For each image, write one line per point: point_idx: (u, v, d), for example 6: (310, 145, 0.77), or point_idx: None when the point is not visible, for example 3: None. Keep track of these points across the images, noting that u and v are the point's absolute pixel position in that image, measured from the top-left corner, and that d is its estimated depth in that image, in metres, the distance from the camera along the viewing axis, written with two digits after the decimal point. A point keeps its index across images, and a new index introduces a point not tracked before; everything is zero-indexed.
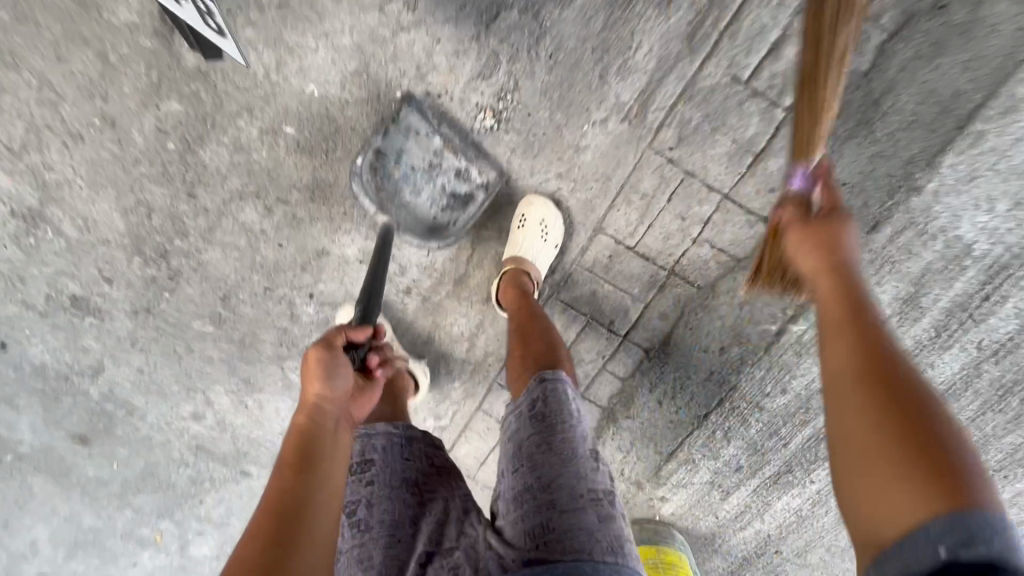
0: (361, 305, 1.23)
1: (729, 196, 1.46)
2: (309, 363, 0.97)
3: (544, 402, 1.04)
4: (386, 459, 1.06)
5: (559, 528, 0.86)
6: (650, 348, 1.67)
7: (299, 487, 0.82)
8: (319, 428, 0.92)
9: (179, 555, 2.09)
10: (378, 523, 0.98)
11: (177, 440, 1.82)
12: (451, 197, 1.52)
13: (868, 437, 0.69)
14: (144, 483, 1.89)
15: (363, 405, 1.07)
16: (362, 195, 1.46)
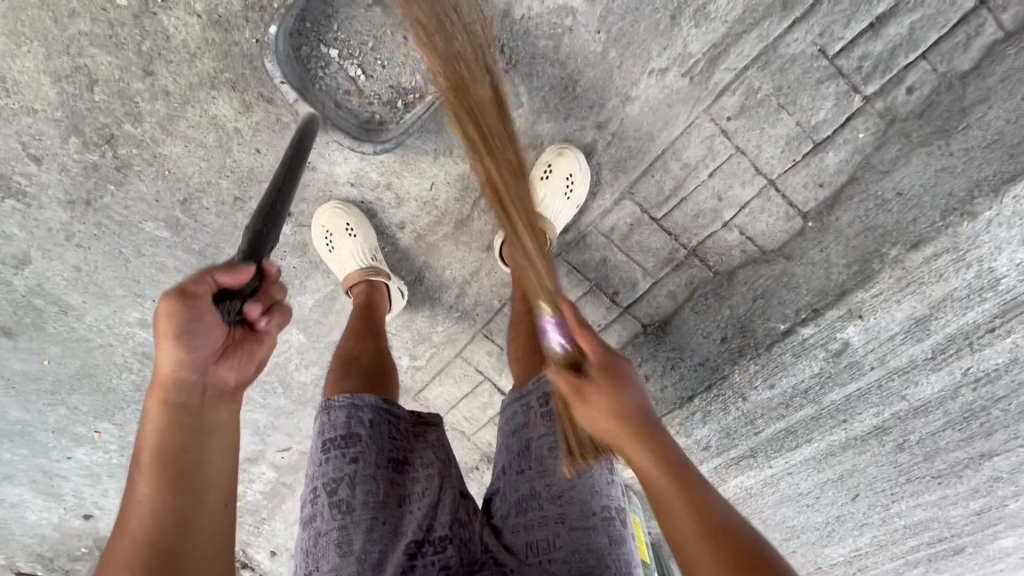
0: (251, 235, 0.96)
1: (775, 183, 1.33)
2: (157, 321, 0.82)
3: (563, 402, 1.17)
4: (373, 434, 1.15)
5: (566, 545, 1.06)
6: (648, 325, 1.59)
7: (163, 488, 0.80)
8: (178, 407, 0.84)
9: (119, 454, 1.98)
10: (360, 505, 1.08)
11: (119, 346, 1.63)
12: (390, 87, 1.29)
13: (693, 526, 0.75)
14: (77, 385, 1.72)
15: (241, 368, 0.92)
16: (279, 73, 1.14)
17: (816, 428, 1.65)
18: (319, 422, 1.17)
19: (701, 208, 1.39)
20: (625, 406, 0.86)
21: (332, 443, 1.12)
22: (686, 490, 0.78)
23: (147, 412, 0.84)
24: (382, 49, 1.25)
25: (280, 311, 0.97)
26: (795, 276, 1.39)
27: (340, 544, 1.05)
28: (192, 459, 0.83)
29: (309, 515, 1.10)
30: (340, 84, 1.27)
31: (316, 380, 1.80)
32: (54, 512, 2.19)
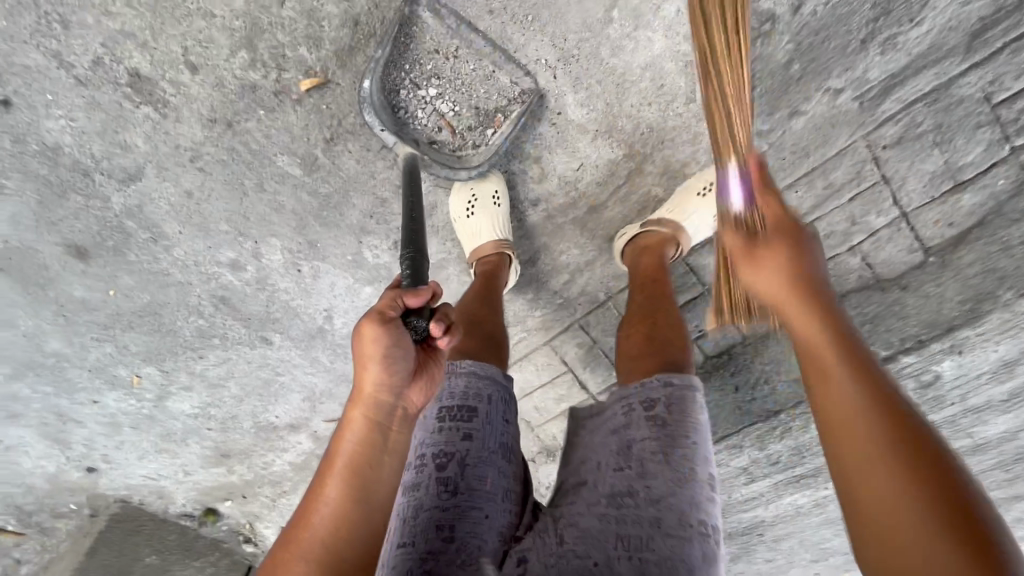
0: (410, 259, 1.01)
1: (908, 216, 1.39)
2: (363, 344, 0.94)
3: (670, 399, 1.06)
4: (490, 411, 1.06)
5: (659, 550, 0.88)
6: (748, 336, 1.62)
7: (349, 495, 0.91)
8: (373, 424, 0.96)
9: (153, 404, 1.81)
10: (466, 492, 0.96)
11: (199, 287, 1.50)
12: (475, 110, 1.33)
13: (902, 482, 0.64)
14: (136, 323, 1.57)
15: (423, 389, 1.01)
16: (377, 122, 1.21)
17: None
18: (438, 388, 1.10)
19: (833, 229, 1.43)
20: (879, 389, 0.71)
21: (450, 413, 1.05)
22: (901, 422, 0.68)
23: (347, 418, 0.96)
24: (458, 83, 1.29)
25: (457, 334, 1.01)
26: (907, 306, 1.45)
27: (440, 526, 0.91)
28: (374, 472, 0.94)
29: (413, 483, 0.99)
30: (431, 121, 1.33)
31: None
32: (54, 460, 1.98)
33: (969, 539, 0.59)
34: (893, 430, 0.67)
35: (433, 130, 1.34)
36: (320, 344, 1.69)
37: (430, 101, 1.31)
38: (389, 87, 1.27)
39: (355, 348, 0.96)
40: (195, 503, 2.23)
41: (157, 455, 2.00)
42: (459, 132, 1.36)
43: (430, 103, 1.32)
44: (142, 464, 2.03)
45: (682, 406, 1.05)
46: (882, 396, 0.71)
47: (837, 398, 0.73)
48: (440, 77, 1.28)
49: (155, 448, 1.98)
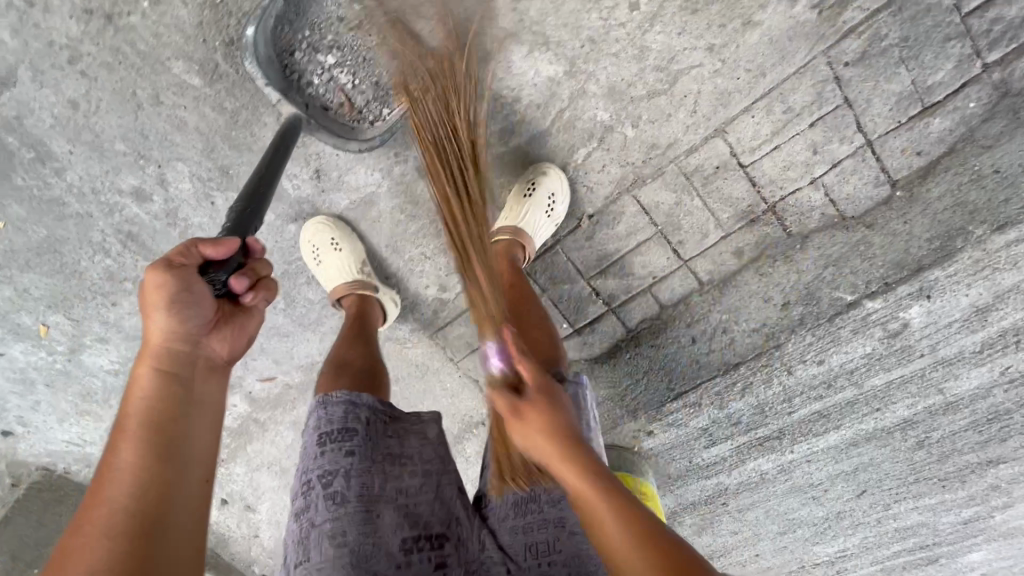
0: (232, 215, 0.96)
1: (873, 144, 1.28)
2: (149, 290, 0.84)
3: (572, 406, 1.15)
4: (369, 430, 1.16)
5: (564, 549, 1.06)
6: (704, 284, 1.50)
7: (149, 449, 0.78)
8: (166, 377, 0.84)
9: (66, 359, 1.67)
10: (356, 499, 1.08)
11: (101, 220, 1.36)
12: (374, 84, 1.27)
13: (626, 540, 0.74)
14: (35, 262, 1.43)
15: (229, 342, 0.93)
16: (259, 74, 1.13)
17: (847, 414, 1.62)
18: (315, 417, 1.17)
19: (793, 160, 1.32)
20: (557, 427, 0.84)
21: (329, 437, 1.13)
22: (613, 496, 0.78)
23: (135, 379, 0.83)
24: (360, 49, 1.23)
25: (265, 286, 0.97)
26: (872, 245, 1.35)
27: (334, 535, 1.05)
28: (181, 426, 0.82)
29: (303, 505, 1.10)
30: (326, 89, 1.25)
31: (326, 299, 1.60)
32: None
33: (661, 551, 0.72)
34: (615, 500, 0.77)
35: (328, 98, 1.26)
36: None
37: (327, 66, 1.23)
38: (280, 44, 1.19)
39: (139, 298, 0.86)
40: None
41: (78, 417, 1.86)
42: (357, 104, 1.28)
43: (328, 69, 1.24)
44: (63, 427, 1.89)
45: (575, 415, 1.14)
46: (565, 431, 0.84)
47: (570, 477, 0.82)
48: (340, 42, 1.22)
49: (75, 410, 1.84)
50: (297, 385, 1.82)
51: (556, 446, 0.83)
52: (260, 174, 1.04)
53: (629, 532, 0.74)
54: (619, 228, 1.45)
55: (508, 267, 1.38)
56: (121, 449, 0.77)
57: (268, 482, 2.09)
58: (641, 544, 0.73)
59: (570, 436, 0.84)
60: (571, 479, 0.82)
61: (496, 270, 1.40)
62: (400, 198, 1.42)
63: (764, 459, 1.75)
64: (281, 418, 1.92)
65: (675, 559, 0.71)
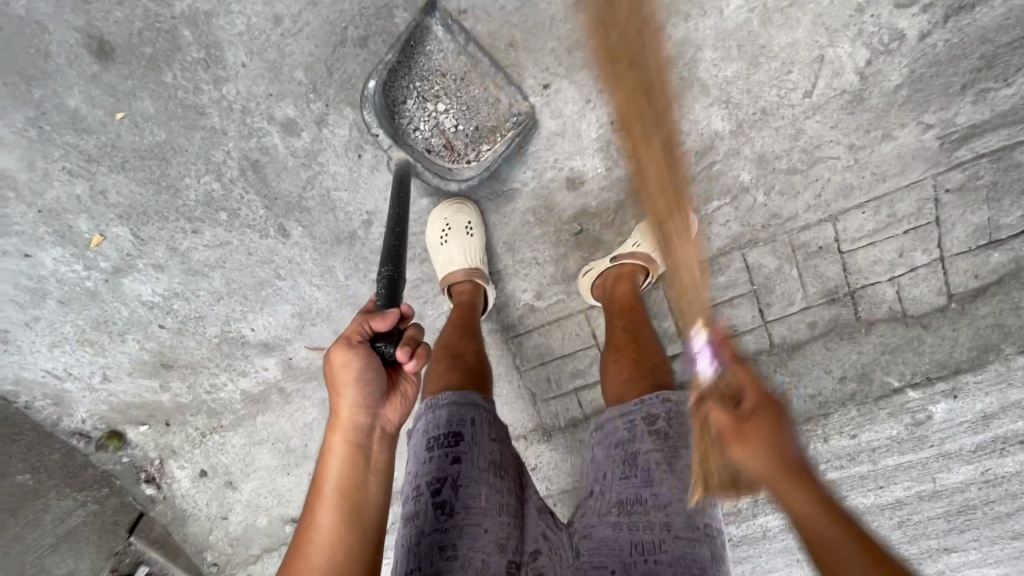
0: (385, 278, 1.08)
1: (945, 261, 1.52)
2: (337, 370, 0.96)
3: (668, 420, 1.15)
4: (473, 433, 1.13)
5: (670, 551, 1.00)
6: (775, 345, 1.65)
7: (348, 522, 0.94)
8: (355, 449, 0.97)
9: (102, 277, 1.47)
10: (464, 507, 1.03)
11: (233, 141, 1.27)
12: (473, 129, 1.40)
13: (821, 525, 0.78)
14: (131, 165, 1.28)
15: (399, 407, 1.03)
16: (374, 125, 1.27)
17: (856, 489, 1.80)
18: (425, 420, 1.16)
19: (881, 257, 1.53)
20: (785, 449, 0.83)
21: (435, 441, 1.11)
22: (805, 485, 0.81)
23: (329, 445, 0.97)
24: (462, 99, 1.37)
25: (423, 352, 1.04)
26: (925, 343, 1.56)
27: (443, 547, 1.00)
28: (362, 492, 0.97)
29: (412, 510, 1.06)
30: (432, 133, 1.39)
31: (420, 280, 1.57)
32: None
33: (868, 546, 0.74)
34: (838, 524, 0.77)
35: (431, 140, 1.40)
36: (341, 253, 1.47)
37: (433, 115, 1.38)
38: (392, 92, 1.33)
39: (328, 378, 0.99)
40: (97, 422, 1.80)
41: (76, 346, 1.61)
42: (456, 147, 1.41)
43: (435, 116, 1.39)
44: (52, 354, 1.62)
45: (678, 427, 1.14)
46: (795, 458, 0.83)
47: (797, 501, 0.80)
48: (445, 92, 1.36)
49: (77, 336, 1.59)
50: None
51: (775, 454, 0.83)
52: (393, 237, 1.17)
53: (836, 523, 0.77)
54: (720, 278, 1.58)
55: (626, 292, 1.47)
56: (320, 511, 0.94)
57: (263, 461, 1.88)
58: (837, 525, 0.77)
59: (791, 459, 0.82)
60: (755, 464, 0.84)
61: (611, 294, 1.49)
62: (538, 201, 1.47)
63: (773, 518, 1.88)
64: (310, 393, 1.77)
65: (874, 546, 0.74)
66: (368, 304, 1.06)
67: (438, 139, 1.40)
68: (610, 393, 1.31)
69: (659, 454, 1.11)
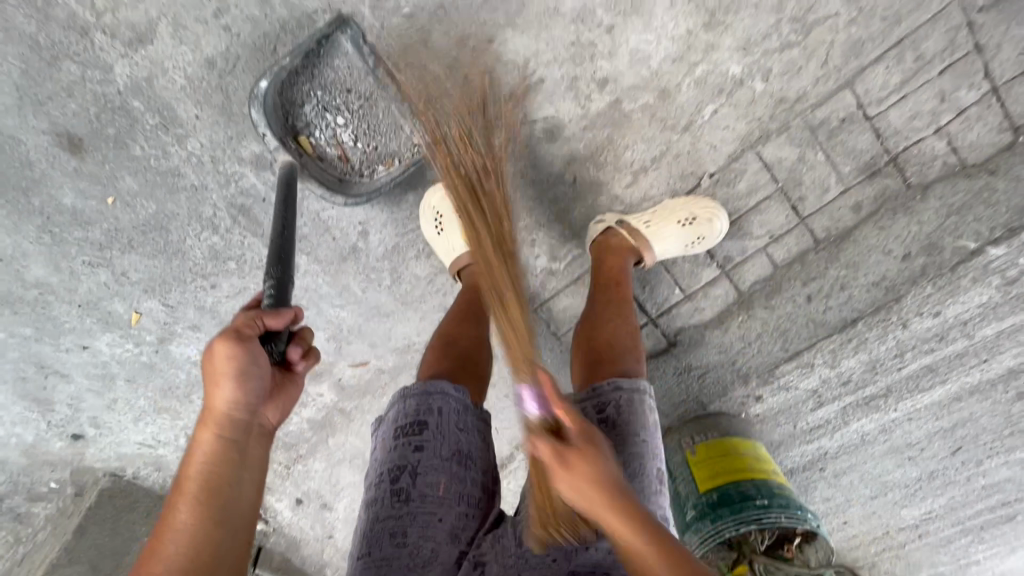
0: (274, 279, 1.03)
1: (999, 90, 1.30)
2: (218, 363, 0.93)
3: (617, 408, 1.09)
4: (441, 423, 1.07)
5: (611, 540, 0.95)
6: (822, 240, 1.50)
7: (213, 522, 0.90)
8: (227, 443, 0.95)
9: (152, 350, 1.58)
10: (420, 498, 1.01)
11: (215, 192, 1.30)
12: (371, 145, 1.36)
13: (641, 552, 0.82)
14: (138, 243, 1.35)
15: (280, 409, 1.04)
16: (263, 125, 1.19)
17: (954, 367, 1.63)
18: (395, 410, 1.11)
19: (919, 109, 1.33)
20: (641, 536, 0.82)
21: (402, 430, 1.08)
22: (657, 540, 0.82)
23: (196, 441, 0.95)
24: (370, 111, 1.31)
25: (311, 356, 1.10)
26: (997, 191, 1.36)
27: (394, 534, 0.98)
28: (232, 488, 0.94)
29: (372, 498, 1.05)
30: (329, 145, 1.35)
31: (433, 274, 1.57)
32: (33, 427, 1.72)
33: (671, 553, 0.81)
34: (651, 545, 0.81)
35: (326, 150, 1.35)
36: (351, 269, 1.53)
37: (332, 126, 1.32)
38: (291, 99, 1.26)
39: (206, 369, 0.95)
40: None
41: (155, 415, 1.75)
42: (352, 160, 1.37)
43: (333, 128, 1.33)
44: (138, 428, 1.77)
45: (630, 417, 1.07)
46: (647, 528, 0.82)
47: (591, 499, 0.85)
48: (349, 106, 1.30)
49: (153, 408, 1.73)
50: (389, 368, 1.75)
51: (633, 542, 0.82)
52: (280, 239, 1.09)
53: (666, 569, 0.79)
54: (740, 186, 1.45)
55: (617, 264, 1.40)
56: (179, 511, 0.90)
57: (347, 478, 1.99)
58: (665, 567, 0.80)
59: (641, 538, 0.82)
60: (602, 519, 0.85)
61: (600, 263, 1.42)
62: (523, 161, 1.40)
63: (867, 420, 1.75)
64: (368, 407, 1.83)
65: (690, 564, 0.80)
66: (255, 301, 1.03)
67: (332, 150, 1.35)
68: (577, 378, 1.26)
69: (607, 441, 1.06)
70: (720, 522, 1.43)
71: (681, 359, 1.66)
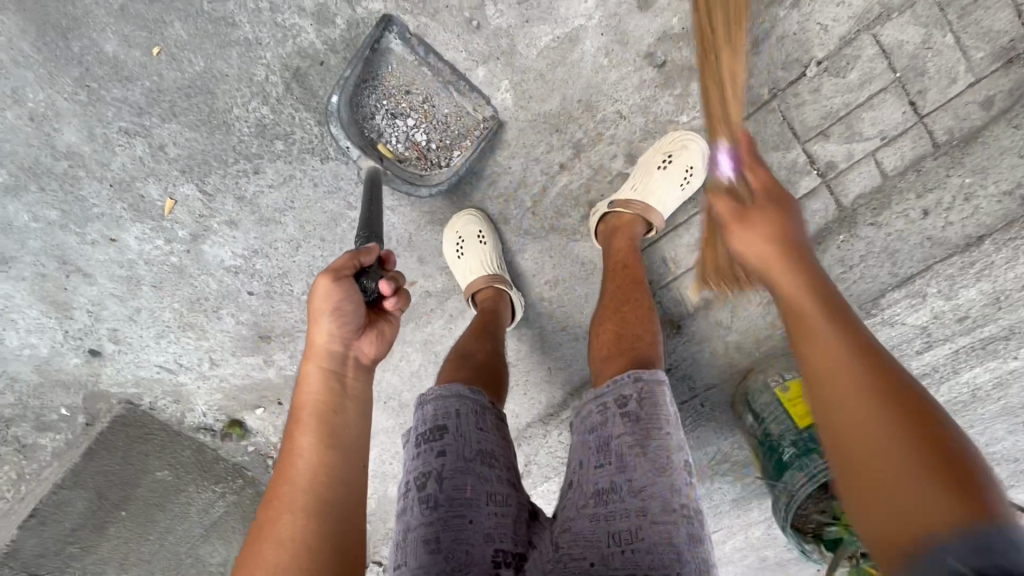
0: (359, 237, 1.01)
1: None
2: (316, 297, 0.89)
3: (639, 398, 0.91)
4: (461, 426, 0.98)
5: (648, 539, 0.80)
6: (942, 145, 1.32)
7: (325, 444, 0.85)
8: (329, 375, 0.90)
9: (184, 248, 1.43)
10: (446, 502, 0.90)
11: (269, 50, 1.20)
12: (444, 137, 1.37)
13: (878, 425, 0.61)
14: (185, 105, 1.23)
15: (374, 342, 0.95)
16: (343, 135, 1.25)
17: None
18: (415, 418, 1.02)
19: None
20: (847, 352, 0.67)
21: (423, 437, 0.98)
22: (873, 357, 0.66)
23: (302, 375, 0.89)
24: (431, 112, 1.35)
25: (402, 297, 0.97)
26: None
27: (427, 541, 0.88)
28: (338, 418, 0.87)
29: (401, 508, 0.95)
30: (407, 147, 1.36)
31: (495, 174, 1.41)
32: (47, 337, 1.55)
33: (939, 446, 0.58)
34: (895, 415, 0.61)
35: (405, 155, 1.37)
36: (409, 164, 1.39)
37: (404, 130, 1.35)
38: (360, 111, 1.31)
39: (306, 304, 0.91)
40: (217, 413, 1.74)
41: (179, 333, 1.58)
42: (431, 160, 1.38)
43: (407, 132, 1.36)
44: (160, 346, 1.60)
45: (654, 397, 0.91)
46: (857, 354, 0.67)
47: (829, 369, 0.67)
48: (412, 107, 1.34)
49: (178, 323, 1.56)
50: (437, 292, 1.57)
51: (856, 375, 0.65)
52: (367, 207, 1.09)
53: (921, 459, 0.57)
54: (852, 76, 1.29)
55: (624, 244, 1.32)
56: (299, 444, 0.84)
57: (381, 424, 1.78)
58: (885, 395, 0.63)
59: (858, 340, 0.68)
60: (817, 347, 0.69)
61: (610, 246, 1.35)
62: (609, 35, 1.25)
63: (981, 369, 1.52)
64: (410, 338, 1.63)
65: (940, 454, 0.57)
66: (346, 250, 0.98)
67: (411, 152, 1.36)
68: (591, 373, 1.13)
69: (626, 435, 0.88)
70: None
71: None
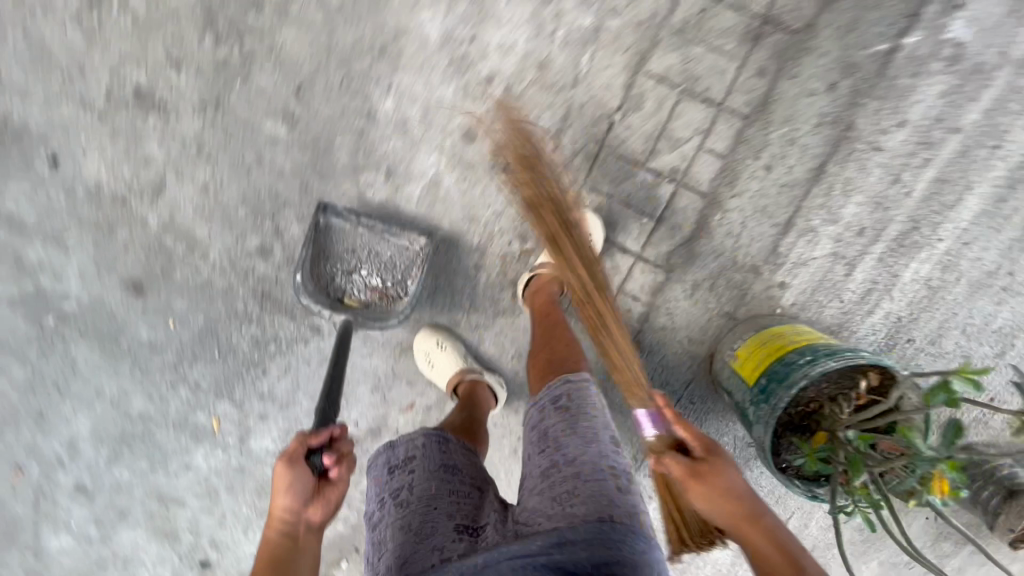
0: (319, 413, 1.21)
1: None
2: (275, 477, 1.09)
3: (569, 395, 1.23)
4: (426, 453, 1.20)
5: (582, 493, 1.06)
6: (751, 115, 1.55)
7: None
8: (283, 537, 1.08)
9: (238, 452, 1.80)
10: (414, 503, 1.13)
11: (240, 290, 1.63)
12: (393, 272, 1.62)
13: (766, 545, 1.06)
14: (202, 349, 1.68)
15: (323, 508, 1.11)
16: (313, 300, 1.56)
17: (969, 167, 1.50)
18: (383, 455, 1.24)
19: None
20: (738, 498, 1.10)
21: (393, 464, 1.20)
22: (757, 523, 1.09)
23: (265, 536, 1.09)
24: (377, 257, 1.61)
25: (348, 464, 1.14)
26: None
27: (403, 535, 1.10)
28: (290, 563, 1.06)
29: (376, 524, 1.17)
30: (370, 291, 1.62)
31: (432, 295, 1.75)
32: (170, 562, 1.93)
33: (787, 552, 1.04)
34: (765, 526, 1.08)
35: (369, 298, 1.63)
36: None
37: (360, 279, 1.62)
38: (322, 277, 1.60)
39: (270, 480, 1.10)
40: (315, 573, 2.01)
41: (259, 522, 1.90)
42: (390, 294, 1.62)
43: (365, 280, 1.62)
44: (249, 540, 1.91)
45: (582, 398, 1.22)
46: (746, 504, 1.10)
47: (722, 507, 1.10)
48: (362, 258, 1.60)
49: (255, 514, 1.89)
50: (436, 402, 1.85)
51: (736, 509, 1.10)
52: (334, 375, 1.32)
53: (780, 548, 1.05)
54: (650, 104, 1.58)
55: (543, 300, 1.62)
56: None
57: None
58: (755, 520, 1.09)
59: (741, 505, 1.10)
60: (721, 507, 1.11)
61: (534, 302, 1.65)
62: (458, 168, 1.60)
63: (920, 262, 1.60)
64: None
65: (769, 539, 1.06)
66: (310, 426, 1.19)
67: (371, 295, 1.62)
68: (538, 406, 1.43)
69: (561, 424, 1.18)
70: (772, 396, 1.31)
71: (686, 280, 1.67)
